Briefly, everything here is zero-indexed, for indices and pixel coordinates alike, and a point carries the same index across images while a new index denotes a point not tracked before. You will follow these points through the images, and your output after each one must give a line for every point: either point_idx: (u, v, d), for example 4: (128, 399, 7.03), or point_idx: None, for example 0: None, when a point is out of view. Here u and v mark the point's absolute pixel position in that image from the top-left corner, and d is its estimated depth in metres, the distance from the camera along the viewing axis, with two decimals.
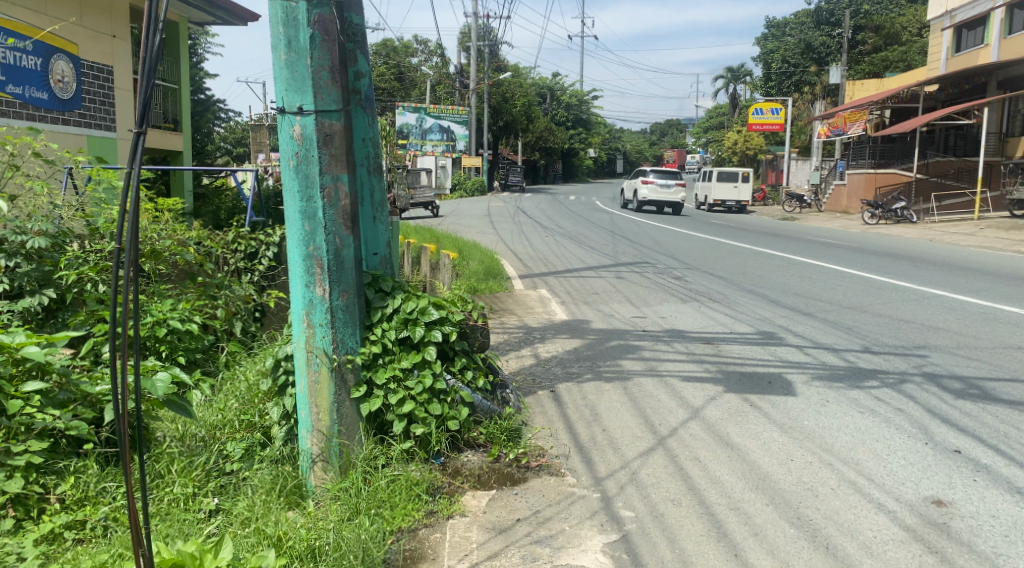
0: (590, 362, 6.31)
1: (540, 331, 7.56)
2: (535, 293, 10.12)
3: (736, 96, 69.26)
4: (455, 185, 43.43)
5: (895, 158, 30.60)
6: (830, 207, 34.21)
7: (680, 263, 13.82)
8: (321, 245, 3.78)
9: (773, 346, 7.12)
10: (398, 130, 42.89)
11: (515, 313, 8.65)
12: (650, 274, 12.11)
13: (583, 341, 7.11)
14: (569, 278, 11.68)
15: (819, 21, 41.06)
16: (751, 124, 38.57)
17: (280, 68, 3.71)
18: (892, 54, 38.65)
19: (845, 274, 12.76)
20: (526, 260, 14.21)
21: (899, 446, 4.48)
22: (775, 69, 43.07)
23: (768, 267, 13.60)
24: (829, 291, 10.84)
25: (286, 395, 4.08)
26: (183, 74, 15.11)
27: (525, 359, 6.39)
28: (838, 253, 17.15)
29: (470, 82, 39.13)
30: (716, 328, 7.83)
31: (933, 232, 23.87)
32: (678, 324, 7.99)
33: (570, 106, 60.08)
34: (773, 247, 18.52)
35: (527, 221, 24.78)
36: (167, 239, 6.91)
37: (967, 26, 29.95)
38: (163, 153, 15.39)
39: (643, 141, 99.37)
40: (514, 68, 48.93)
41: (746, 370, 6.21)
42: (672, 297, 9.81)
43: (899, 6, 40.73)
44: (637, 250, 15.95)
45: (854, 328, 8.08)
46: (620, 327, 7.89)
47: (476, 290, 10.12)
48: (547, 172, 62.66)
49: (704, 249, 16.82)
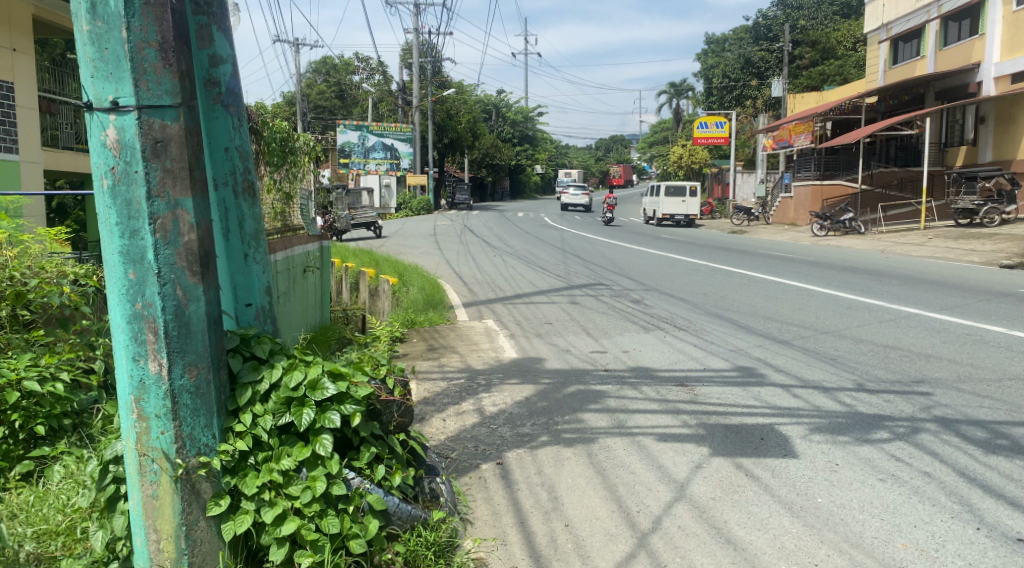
0: (545, 418, 5.18)
1: (485, 375, 6.44)
2: (480, 324, 9.00)
3: (679, 111, 69.36)
4: (399, 205, 42.31)
5: (840, 169, 30.00)
6: (778, 219, 33.86)
7: (637, 284, 12.83)
8: (153, 301, 2.64)
9: (755, 387, 6.07)
10: (339, 149, 41.66)
11: (456, 351, 7.52)
12: (605, 299, 11.08)
13: (536, 388, 5.99)
14: (519, 305, 10.60)
15: (758, 36, 41.02)
16: (696, 138, 38.21)
17: (84, 44, 2.57)
18: (829, 68, 38.78)
19: (811, 292, 11.90)
20: (472, 285, 13.10)
21: (946, 535, 3.43)
22: (717, 83, 42.97)
23: (728, 286, 12.72)
24: (798, 313, 9.90)
25: (116, 512, 2.90)
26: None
27: (465, 417, 5.24)
28: (796, 268, 16.37)
29: (413, 99, 37.99)
30: (686, 365, 6.76)
31: (883, 243, 23.43)
32: (644, 361, 6.91)
33: (516, 122, 59.52)
34: (727, 263, 17.76)
35: (474, 240, 23.74)
36: (31, 276, 5.23)
37: (903, 38, 29.91)
38: (75, 177, 13.82)
39: (589, 157, 99.37)
40: (458, 85, 48.01)
41: (731, 423, 5.15)
42: (633, 326, 8.75)
43: (835, 20, 40.92)
44: (589, 271, 14.96)
45: (838, 360, 7.09)
46: (579, 366, 6.80)
47: (413, 323, 8.99)
48: (495, 190, 61.87)
49: (659, 267, 15.93)
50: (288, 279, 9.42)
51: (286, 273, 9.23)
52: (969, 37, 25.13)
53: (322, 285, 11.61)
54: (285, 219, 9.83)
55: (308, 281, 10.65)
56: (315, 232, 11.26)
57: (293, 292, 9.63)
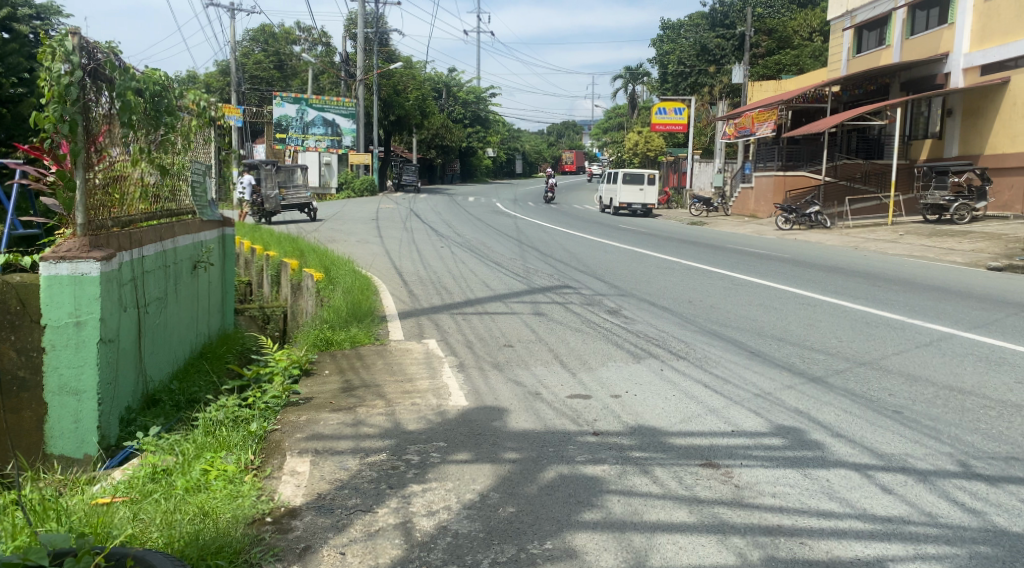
0: (512, 550, 3.14)
1: (419, 443, 4.34)
2: (420, 347, 6.87)
3: (634, 97, 67.84)
4: (342, 184, 39.53)
5: (803, 160, 28.66)
6: (737, 210, 32.11)
7: (610, 287, 10.83)
8: None
9: (817, 470, 4.06)
10: (276, 123, 38.74)
11: (382, 394, 5.39)
12: (575, 308, 9.05)
13: (497, 474, 3.94)
14: (470, 316, 8.51)
15: (714, 23, 39.55)
16: (653, 125, 36.33)
17: None
18: (785, 58, 37.38)
19: (811, 300, 9.97)
20: (412, 286, 10.99)
21: None
22: (672, 70, 41.31)
23: (714, 290, 10.80)
24: (807, 329, 7.95)
25: None
26: None
27: (380, 548, 3.14)
28: (773, 266, 14.51)
29: (357, 73, 35.25)
30: (705, 424, 4.73)
31: (852, 239, 21.74)
32: (646, 417, 4.84)
33: (467, 103, 57.08)
34: (696, 259, 15.88)
35: (419, 228, 21.43)
36: None
37: (867, 26, 28.30)
38: None
39: (543, 142, 97.33)
40: (406, 61, 45.27)
41: (817, 561, 3.14)
42: (617, 351, 6.72)
43: (793, 9, 39.72)
44: (552, 269, 12.92)
45: (903, 411, 5.12)
46: (555, 423, 4.74)
47: (328, 342, 6.88)
48: (444, 172, 59.42)
49: (628, 264, 13.96)
50: (164, 279, 7.20)
51: (161, 273, 7.06)
52: (938, 26, 23.61)
53: (221, 281, 9.44)
54: (167, 197, 7.67)
55: (199, 280, 8.48)
56: (213, 218, 9.15)
57: (172, 299, 7.43)
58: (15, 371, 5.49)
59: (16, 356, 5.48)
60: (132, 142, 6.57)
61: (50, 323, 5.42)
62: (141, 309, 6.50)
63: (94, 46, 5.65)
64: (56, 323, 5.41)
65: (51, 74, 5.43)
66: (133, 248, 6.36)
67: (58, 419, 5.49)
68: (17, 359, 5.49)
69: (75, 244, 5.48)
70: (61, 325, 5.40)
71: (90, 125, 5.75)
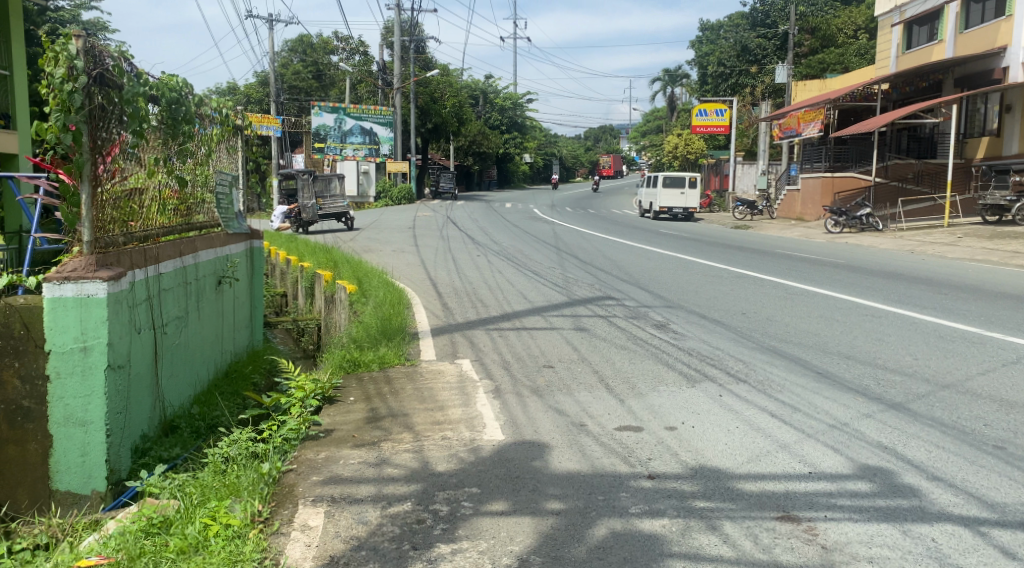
0: None
1: (450, 489, 3.81)
2: (452, 368, 6.34)
3: (674, 98, 67.02)
4: (379, 193, 39.35)
5: (852, 161, 27.63)
6: (783, 213, 31.12)
7: (657, 298, 10.19)
8: None
9: (917, 525, 3.43)
10: (314, 133, 38.67)
11: (410, 425, 4.86)
12: (620, 322, 8.44)
13: (538, 530, 3.39)
14: (508, 333, 7.94)
15: (755, 23, 38.63)
16: (694, 127, 35.45)
17: None
18: (829, 56, 36.27)
19: (873, 311, 9.21)
20: (446, 299, 10.47)
21: None
22: (712, 72, 40.38)
23: (766, 300, 10.10)
24: (876, 344, 7.24)
25: None
26: (18, 57, 11.28)
27: None
28: (826, 273, 13.70)
29: (394, 81, 35.00)
30: (777, 465, 4.12)
31: (908, 242, 20.75)
32: (707, 456, 4.25)
33: (504, 109, 56.72)
34: (743, 265, 15.14)
35: (455, 236, 20.94)
36: None
37: (917, 21, 27.16)
38: None
39: (581, 146, 96.62)
40: (443, 68, 45.00)
41: None
42: (668, 373, 6.12)
43: (837, 7, 38.58)
44: (593, 279, 12.32)
45: (1006, 445, 4.45)
46: (603, 463, 4.17)
47: (355, 365, 6.39)
48: (482, 178, 59.09)
49: (673, 273, 13.28)
50: (184, 297, 6.76)
51: (180, 290, 6.62)
52: (993, 19, 22.53)
53: (249, 296, 9.04)
54: (185, 210, 7.24)
55: (224, 296, 8.07)
56: (241, 230, 8.74)
57: (193, 317, 7.01)
58: (20, 401, 4.82)
59: (21, 384, 4.81)
60: (146, 151, 6.17)
61: (53, 349, 4.73)
62: (158, 331, 6.07)
63: (98, 50, 5.24)
64: (61, 349, 4.72)
65: (51, 78, 5.02)
66: (149, 266, 5.95)
67: (63, 453, 4.78)
68: (21, 388, 4.81)
69: (82, 262, 4.75)
70: (66, 350, 4.71)
71: (94, 136, 5.35)
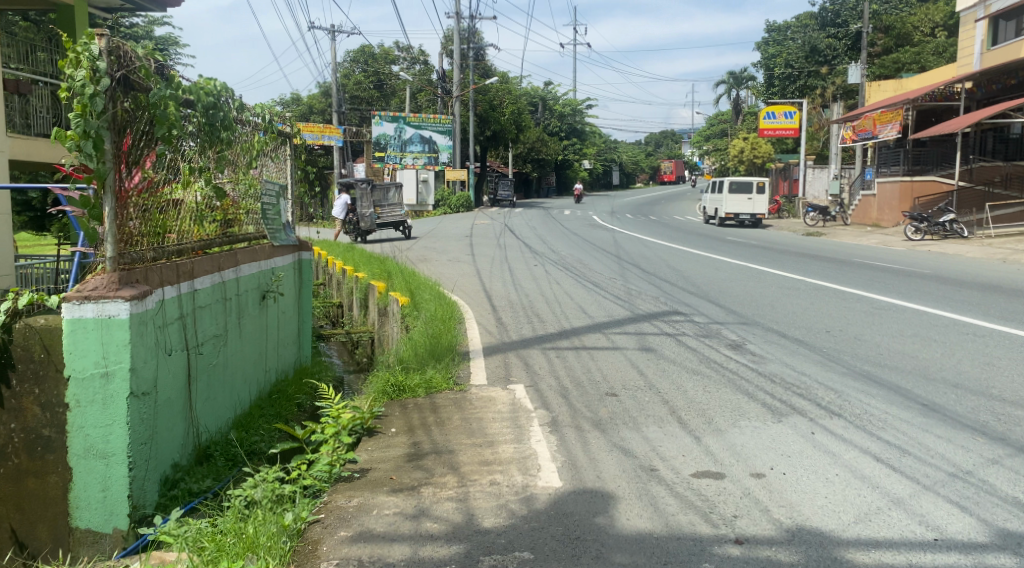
0: None
1: (497, 553, 3.23)
2: (505, 395, 5.75)
3: (737, 102, 65.50)
4: (438, 202, 39.06)
5: (932, 164, 26.13)
6: (857, 219, 29.72)
7: (729, 314, 9.43)
8: None
9: None
10: (376, 142, 38.94)
11: (453, 466, 4.28)
12: (690, 342, 7.74)
13: None
14: (568, 352, 7.31)
15: (824, 23, 37.24)
16: (761, 130, 34.21)
17: None
18: (905, 56, 34.65)
19: (973, 329, 8.29)
20: (501, 313, 9.89)
21: None
22: (778, 74, 39.07)
23: (849, 316, 9.25)
24: (984, 370, 6.39)
25: None
26: None
27: None
28: (912, 285, 12.69)
29: (452, 89, 34.72)
30: (893, 527, 3.41)
31: (997, 250, 19.40)
32: (804, 514, 3.57)
33: (563, 115, 56.15)
34: (818, 275, 14.22)
35: (513, 245, 20.38)
36: None
37: (1004, 16, 25.60)
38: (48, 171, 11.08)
39: (642, 152, 95.31)
40: (502, 75, 44.63)
41: None
42: (749, 404, 5.41)
43: (913, 4, 36.91)
44: (658, 291, 11.58)
45: None
46: (679, 519, 3.53)
47: (399, 390, 5.86)
48: (540, 185, 58.57)
49: (744, 284, 12.45)
50: (222, 316, 6.31)
51: (218, 307, 6.19)
52: None
53: (296, 310, 8.63)
54: (227, 222, 6.81)
55: (269, 311, 7.64)
56: (289, 242, 8.34)
57: (233, 335, 6.57)
58: (40, 430, 4.26)
59: (39, 412, 4.25)
60: (181, 159, 5.77)
61: (73, 374, 4.09)
62: (192, 353, 5.62)
63: (121, 51, 4.80)
64: (80, 374, 4.08)
65: (72, 84, 4.59)
66: (182, 282, 5.50)
67: (83, 488, 4.16)
68: (41, 415, 4.26)
69: (103, 279, 4.12)
70: (85, 377, 4.06)
71: (118, 142, 4.90)
